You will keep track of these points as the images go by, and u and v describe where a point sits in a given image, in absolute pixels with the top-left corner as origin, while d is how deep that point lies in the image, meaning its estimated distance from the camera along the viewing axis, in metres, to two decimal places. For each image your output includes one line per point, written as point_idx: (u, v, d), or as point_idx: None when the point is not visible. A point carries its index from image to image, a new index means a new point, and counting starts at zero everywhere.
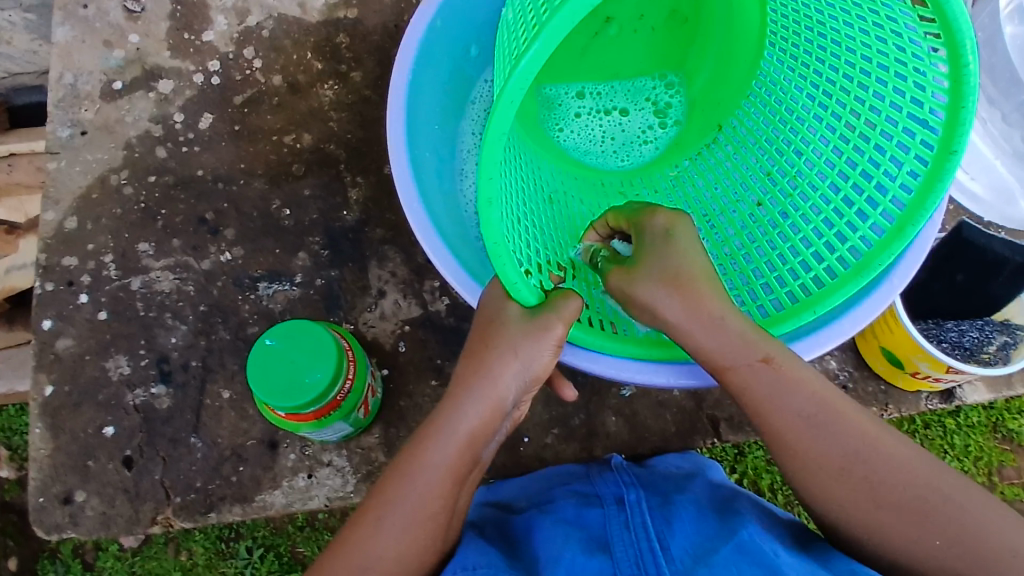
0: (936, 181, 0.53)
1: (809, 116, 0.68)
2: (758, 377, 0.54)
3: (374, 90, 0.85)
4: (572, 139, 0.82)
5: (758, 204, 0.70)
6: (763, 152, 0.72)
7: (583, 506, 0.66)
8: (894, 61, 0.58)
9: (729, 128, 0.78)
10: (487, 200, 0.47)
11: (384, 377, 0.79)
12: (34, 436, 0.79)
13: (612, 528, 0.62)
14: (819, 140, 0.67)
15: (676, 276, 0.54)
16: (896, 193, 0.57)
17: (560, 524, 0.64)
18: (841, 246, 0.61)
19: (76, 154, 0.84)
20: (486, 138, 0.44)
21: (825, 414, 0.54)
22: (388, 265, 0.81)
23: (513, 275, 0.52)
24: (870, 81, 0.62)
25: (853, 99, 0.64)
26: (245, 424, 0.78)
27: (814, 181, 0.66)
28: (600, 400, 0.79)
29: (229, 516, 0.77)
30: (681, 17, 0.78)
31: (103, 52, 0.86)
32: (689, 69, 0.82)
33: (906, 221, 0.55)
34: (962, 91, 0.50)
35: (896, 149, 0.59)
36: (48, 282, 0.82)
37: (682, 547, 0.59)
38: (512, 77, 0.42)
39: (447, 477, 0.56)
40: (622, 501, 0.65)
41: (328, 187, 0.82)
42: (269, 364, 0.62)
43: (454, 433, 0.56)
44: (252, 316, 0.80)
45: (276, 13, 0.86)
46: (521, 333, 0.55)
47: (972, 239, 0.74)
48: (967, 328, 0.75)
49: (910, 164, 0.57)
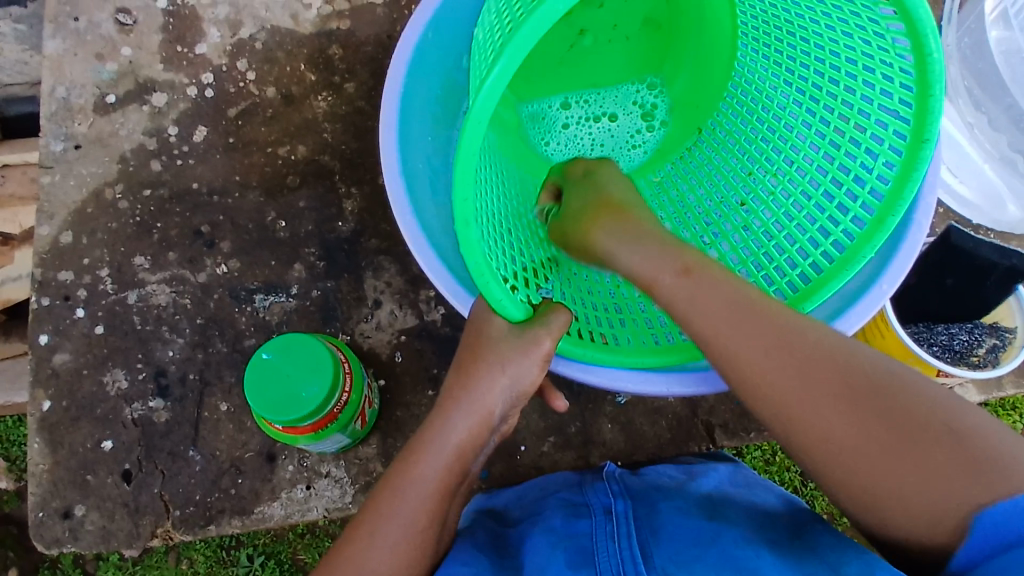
0: (910, 171, 0.54)
1: (787, 110, 0.69)
2: (716, 322, 0.51)
3: (367, 101, 0.85)
4: (560, 152, 0.82)
5: (741, 205, 0.71)
6: (742, 152, 0.73)
7: (572, 517, 0.65)
8: (863, 56, 0.59)
9: (708, 131, 0.79)
10: (463, 220, 0.47)
11: (380, 387, 0.79)
12: (33, 451, 0.79)
13: (598, 538, 0.61)
14: (798, 135, 0.67)
15: (607, 208, 0.60)
16: (874, 184, 0.59)
17: (547, 534, 0.63)
18: (824, 241, 0.62)
19: (71, 168, 0.84)
20: (458, 152, 0.44)
21: (744, 310, 0.51)
22: (384, 275, 0.81)
23: (499, 293, 0.52)
24: (841, 76, 0.63)
25: (824, 95, 0.65)
26: (243, 436, 0.78)
27: (793, 177, 0.67)
28: (596, 408, 0.79)
29: (228, 528, 0.77)
30: (655, 24, 0.79)
31: (97, 66, 0.86)
32: (668, 72, 0.82)
33: (885, 213, 0.56)
34: (928, 81, 0.51)
35: (871, 142, 0.60)
36: (45, 297, 0.82)
37: (666, 555, 0.58)
38: (479, 91, 0.42)
39: (436, 491, 0.56)
40: (609, 509, 0.65)
41: (322, 199, 0.83)
42: (264, 377, 0.63)
43: (444, 446, 0.57)
44: (248, 328, 0.80)
45: (268, 25, 0.86)
46: (512, 347, 0.56)
47: (959, 244, 0.73)
48: (957, 331, 0.77)
49: (886, 156, 0.58)
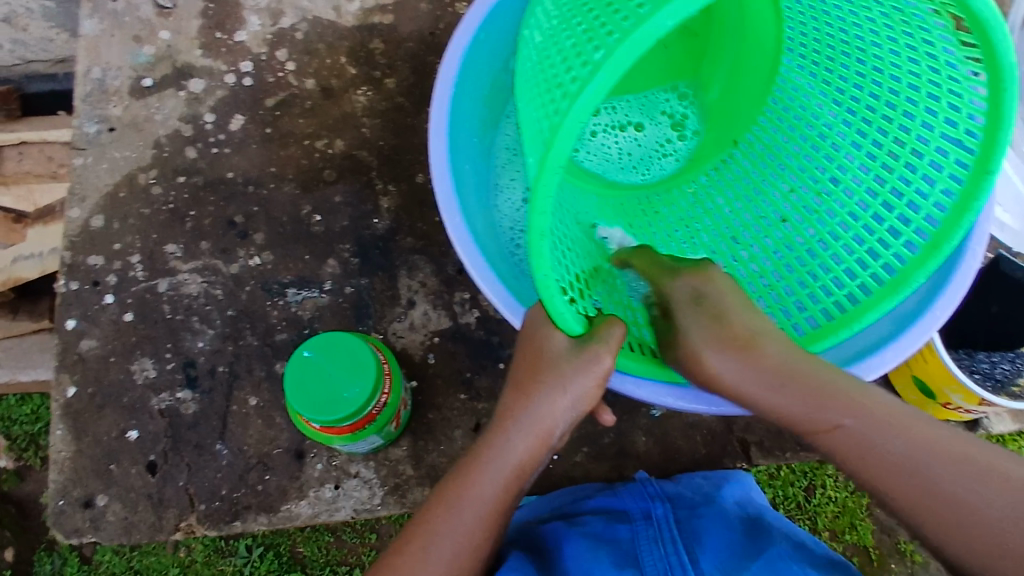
0: (971, 201, 0.54)
1: (835, 128, 0.68)
2: (850, 446, 0.49)
3: (407, 97, 0.84)
4: (588, 159, 0.82)
5: (782, 221, 0.71)
6: (784, 167, 0.73)
7: (612, 521, 0.66)
8: (926, 82, 0.58)
9: (745, 144, 0.78)
10: (537, 233, 0.46)
11: (413, 389, 0.78)
12: (56, 438, 0.78)
13: (641, 542, 0.63)
14: (844, 155, 0.67)
15: (733, 337, 0.53)
16: (929, 211, 0.58)
17: (588, 537, 0.64)
18: (875, 262, 0.61)
19: (104, 151, 0.83)
20: (540, 167, 0.42)
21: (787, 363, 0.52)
22: (419, 275, 0.80)
23: (561, 306, 0.51)
24: (899, 100, 0.62)
25: (877, 118, 0.64)
26: (272, 432, 0.77)
27: (839, 197, 0.67)
28: (630, 420, 0.78)
29: (254, 525, 0.76)
30: (691, 32, 0.79)
31: (134, 48, 0.85)
32: (703, 80, 0.82)
33: (941, 239, 0.55)
34: (1001, 115, 0.50)
35: (928, 168, 0.59)
36: (73, 281, 0.81)
37: (711, 562, 0.61)
38: (575, 104, 0.41)
39: (494, 510, 0.56)
40: (649, 514, 0.66)
41: (359, 194, 0.82)
42: (308, 377, 0.62)
43: (503, 464, 0.56)
44: (280, 322, 0.79)
45: (310, 16, 0.85)
46: (570, 367, 0.54)
47: (1009, 271, 0.75)
48: (999, 360, 0.76)
49: (944, 183, 0.57)
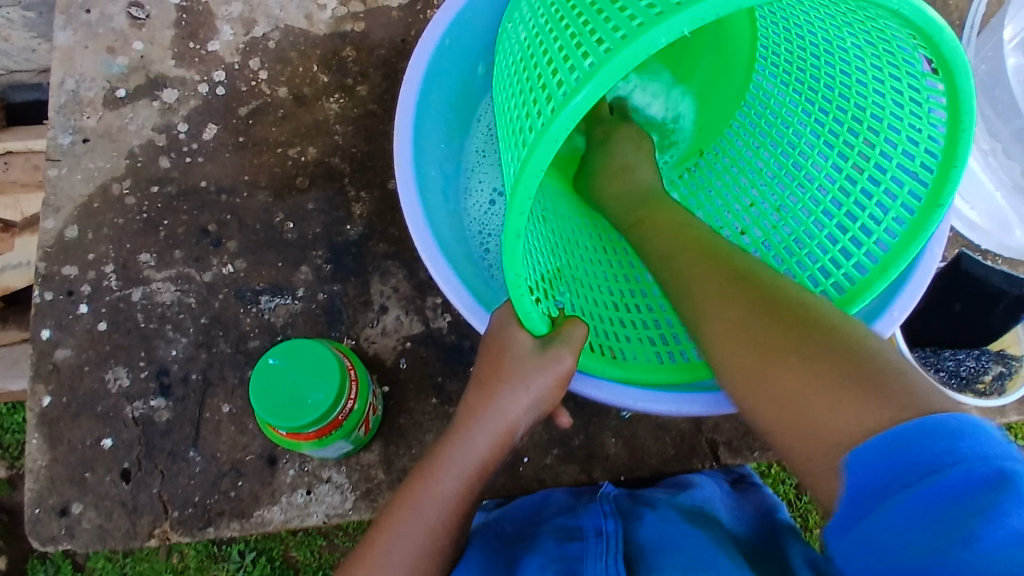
0: (920, 229, 0.55)
1: (803, 141, 0.69)
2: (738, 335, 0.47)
3: (380, 104, 0.84)
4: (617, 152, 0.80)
5: (741, 233, 0.71)
6: (748, 180, 0.73)
7: (565, 540, 0.63)
8: (890, 112, 0.58)
9: (712, 154, 0.80)
10: (511, 233, 0.45)
11: (384, 394, 0.79)
12: (32, 446, 0.79)
13: (588, 556, 0.59)
14: (813, 163, 0.67)
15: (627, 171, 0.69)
16: (881, 235, 0.59)
17: (541, 557, 0.61)
18: (824, 280, 0.62)
19: (78, 162, 0.84)
20: (518, 175, 0.42)
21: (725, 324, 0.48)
22: (391, 280, 0.81)
23: (528, 305, 0.51)
24: (862, 124, 0.62)
25: (841, 142, 0.64)
26: (245, 438, 0.78)
27: (799, 215, 0.67)
28: (600, 422, 0.78)
29: (226, 531, 0.77)
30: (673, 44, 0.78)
31: (108, 59, 0.85)
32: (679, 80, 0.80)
33: (890, 262, 0.57)
34: (956, 152, 0.51)
35: (883, 196, 0.59)
36: (47, 291, 0.81)
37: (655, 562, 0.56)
38: (558, 118, 0.41)
39: (454, 512, 0.57)
40: (602, 530, 0.62)
41: (331, 201, 0.82)
42: (272, 382, 0.62)
43: (465, 462, 0.57)
44: (253, 329, 0.80)
45: (282, 25, 0.86)
46: (533, 367, 0.55)
47: (971, 271, 0.76)
48: (964, 357, 0.78)
49: (897, 211, 0.58)
